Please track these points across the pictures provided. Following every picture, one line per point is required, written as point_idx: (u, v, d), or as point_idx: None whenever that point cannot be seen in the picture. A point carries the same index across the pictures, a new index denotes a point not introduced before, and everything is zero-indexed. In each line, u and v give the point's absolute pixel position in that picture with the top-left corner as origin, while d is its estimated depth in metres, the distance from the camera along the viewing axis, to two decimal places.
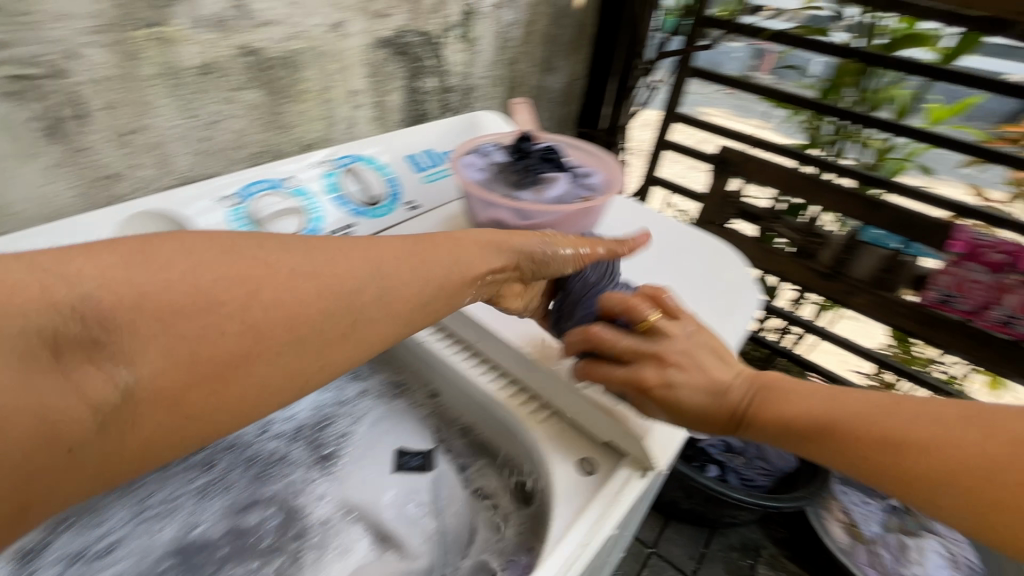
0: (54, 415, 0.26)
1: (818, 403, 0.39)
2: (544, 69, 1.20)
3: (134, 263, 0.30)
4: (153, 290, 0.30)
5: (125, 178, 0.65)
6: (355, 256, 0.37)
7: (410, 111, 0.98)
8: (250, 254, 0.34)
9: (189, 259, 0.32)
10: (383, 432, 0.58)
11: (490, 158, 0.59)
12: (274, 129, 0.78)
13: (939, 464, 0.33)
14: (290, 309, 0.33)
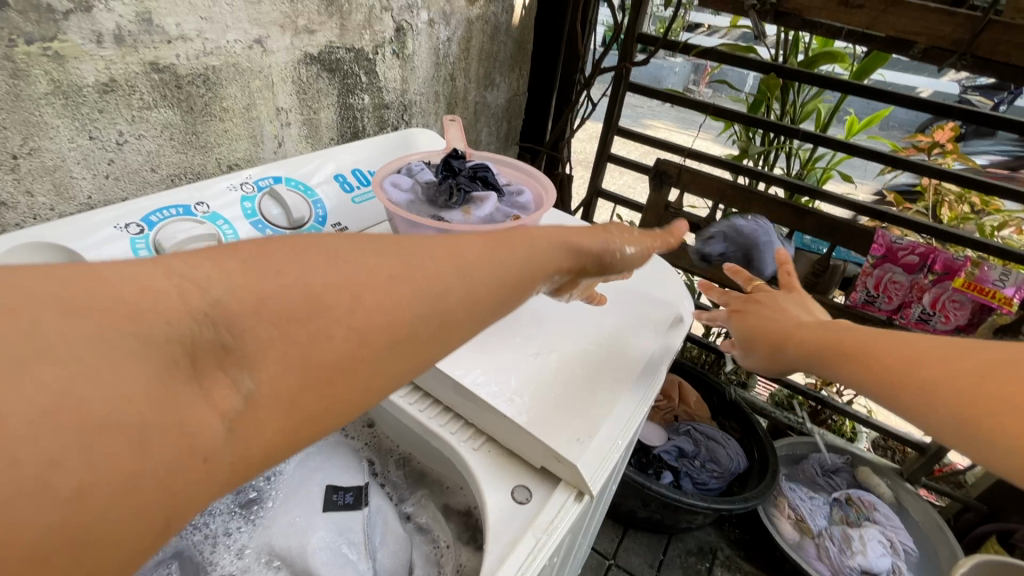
0: (188, 439, 0.18)
1: (843, 332, 0.42)
2: (484, 85, 1.20)
3: (252, 265, 0.21)
4: (276, 285, 0.21)
5: (17, 205, 0.59)
6: (451, 243, 0.27)
7: (345, 129, 0.95)
8: (351, 245, 0.25)
9: (298, 250, 0.23)
10: (312, 465, 0.53)
11: (418, 176, 0.57)
12: (194, 149, 0.73)
13: (933, 384, 0.34)
14: (407, 305, 0.24)
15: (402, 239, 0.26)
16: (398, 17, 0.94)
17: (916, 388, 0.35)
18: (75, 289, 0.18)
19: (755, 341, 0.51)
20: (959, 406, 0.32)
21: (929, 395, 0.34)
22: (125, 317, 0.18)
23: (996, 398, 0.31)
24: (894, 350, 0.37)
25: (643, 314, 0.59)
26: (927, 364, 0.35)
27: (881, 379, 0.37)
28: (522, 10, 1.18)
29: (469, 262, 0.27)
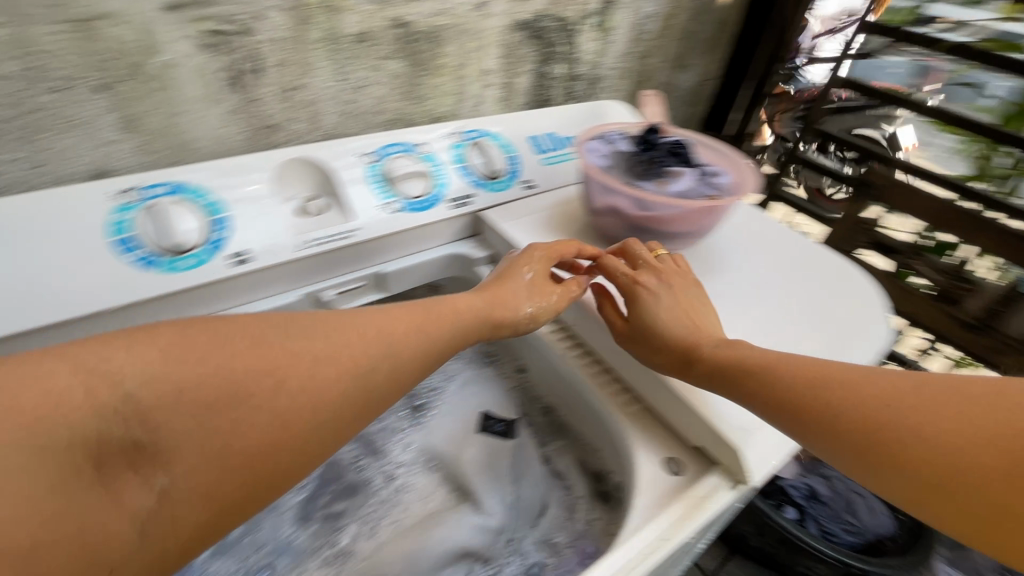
0: (96, 532, 0.27)
1: (758, 352, 0.43)
2: (674, 66, 1.13)
3: (170, 360, 0.31)
4: (180, 373, 0.31)
5: (282, 129, 0.73)
6: (354, 331, 0.38)
7: (535, 96, 0.99)
8: (267, 334, 0.35)
9: (213, 339, 0.33)
10: (471, 392, 0.59)
11: (614, 146, 0.58)
12: (411, 99, 0.83)
13: (832, 407, 0.37)
14: (325, 382, 0.35)
15: (312, 325, 0.37)
16: None
17: (817, 413, 0.38)
18: (9, 387, 0.26)
19: (654, 345, 0.45)
20: (859, 433, 0.36)
21: (829, 424, 0.37)
22: (34, 414, 0.26)
23: (889, 429, 0.35)
24: (785, 374, 0.40)
25: (836, 330, 0.54)
26: (826, 386, 0.38)
27: (777, 403, 0.40)
28: None
29: (376, 344, 0.38)
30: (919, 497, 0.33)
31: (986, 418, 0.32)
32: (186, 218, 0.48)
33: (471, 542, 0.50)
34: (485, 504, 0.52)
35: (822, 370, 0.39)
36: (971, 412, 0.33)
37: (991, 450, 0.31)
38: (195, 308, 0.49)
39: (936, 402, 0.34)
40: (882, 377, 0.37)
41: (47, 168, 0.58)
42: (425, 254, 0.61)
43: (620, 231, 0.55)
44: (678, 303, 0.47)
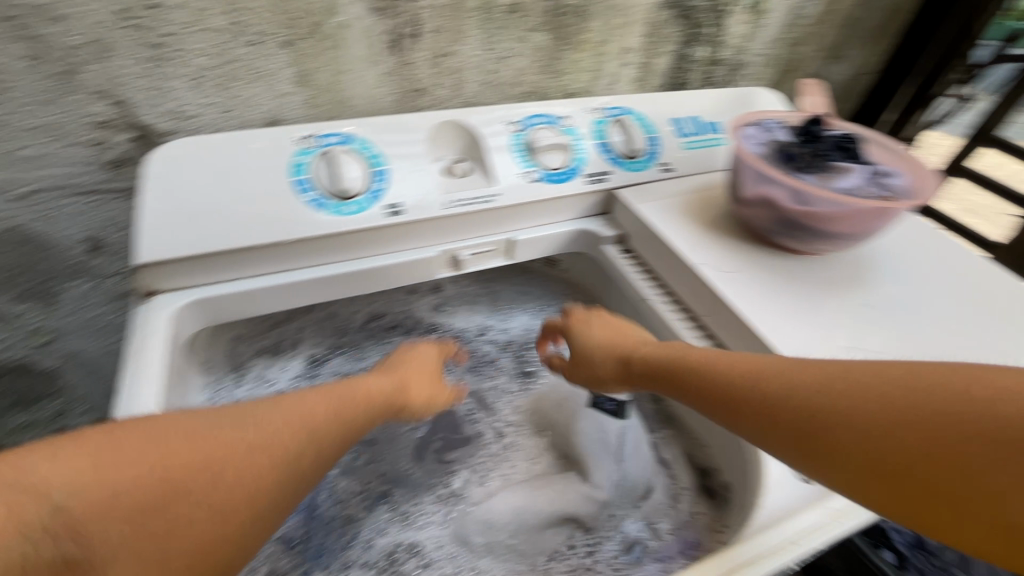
0: None
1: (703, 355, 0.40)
2: (830, 56, 1.03)
3: (99, 465, 0.27)
4: (108, 474, 0.27)
5: (428, 94, 0.76)
6: (286, 412, 0.36)
7: (671, 79, 0.95)
8: (194, 426, 0.32)
9: (143, 441, 0.30)
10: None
11: (772, 134, 0.55)
12: (549, 73, 0.83)
13: (769, 400, 0.34)
14: (260, 467, 0.33)
15: (245, 410, 0.35)
16: None
17: (761, 408, 0.34)
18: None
19: (595, 363, 0.49)
20: (800, 432, 0.32)
21: (753, 405, 0.34)
22: None
23: (819, 409, 0.31)
24: (713, 369, 0.38)
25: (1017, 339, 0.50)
26: (759, 378, 0.35)
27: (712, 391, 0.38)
28: None
29: (308, 424, 0.36)
30: (857, 478, 0.30)
31: (924, 395, 0.29)
32: (353, 167, 0.52)
33: (580, 510, 0.52)
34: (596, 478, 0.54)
35: (758, 358, 0.37)
36: (918, 402, 0.29)
37: (925, 429, 0.28)
38: (351, 252, 0.53)
39: (864, 389, 0.30)
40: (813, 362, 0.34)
41: (233, 113, 0.65)
42: (556, 227, 0.62)
43: (767, 224, 0.52)
44: (617, 329, 0.50)
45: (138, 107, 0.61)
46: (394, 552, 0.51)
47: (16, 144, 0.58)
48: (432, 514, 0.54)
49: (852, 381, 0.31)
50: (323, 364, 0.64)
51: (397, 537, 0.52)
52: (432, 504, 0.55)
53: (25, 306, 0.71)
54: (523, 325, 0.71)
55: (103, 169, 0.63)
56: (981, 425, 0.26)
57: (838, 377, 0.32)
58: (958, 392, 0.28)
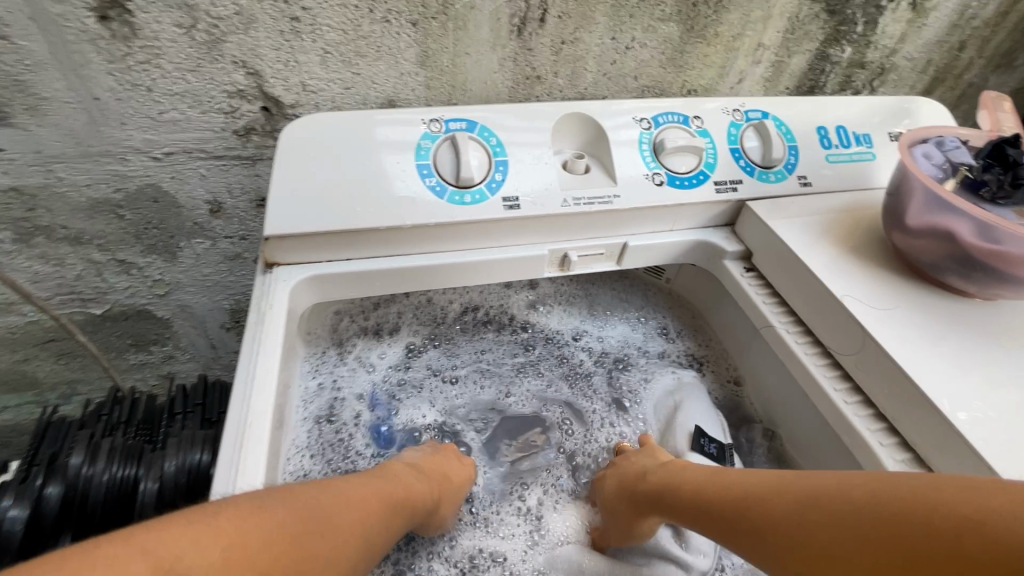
0: None
1: (719, 485, 0.43)
2: (996, 65, 0.90)
3: (182, 549, 0.27)
4: (188, 565, 0.26)
5: (544, 82, 0.72)
6: (351, 508, 0.37)
7: (804, 82, 0.84)
8: (290, 512, 0.33)
9: (224, 525, 0.29)
10: (678, 394, 0.62)
11: (952, 155, 0.48)
12: (672, 67, 0.76)
13: (771, 532, 0.36)
14: (312, 572, 0.32)
15: (309, 494, 0.36)
16: None
17: (770, 538, 0.36)
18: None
19: (608, 492, 0.53)
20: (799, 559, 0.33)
21: (755, 536, 0.37)
22: None
23: (805, 544, 0.33)
24: (716, 503, 0.42)
25: None
26: (759, 510, 0.37)
27: (718, 519, 0.41)
28: None
29: (357, 516, 0.37)
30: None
31: (896, 517, 0.29)
32: (476, 154, 0.52)
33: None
34: (695, 546, 0.53)
35: (758, 486, 0.39)
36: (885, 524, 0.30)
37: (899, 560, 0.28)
38: (464, 242, 0.52)
39: (831, 516, 0.33)
40: (803, 485, 0.36)
41: (353, 90, 0.66)
42: (675, 235, 0.58)
43: (935, 258, 0.46)
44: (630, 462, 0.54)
45: (269, 79, 0.62)
46: (474, 557, 0.53)
47: (160, 108, 0.61)
48: (514, 525, 0.55)
49: (833, 506, 0.33)
50: (418, 354, 0.62)
51: (480, 542, 0.54)
52: (511, 513, 0.56)
53: (151, 259, 0.76)
54: (621, 337, 0.67)
55: (232, 137, 0.66)
56: (958, 543, 0.26)
57: (823, 499, 0.34)
58: (932, 514, 0.28)
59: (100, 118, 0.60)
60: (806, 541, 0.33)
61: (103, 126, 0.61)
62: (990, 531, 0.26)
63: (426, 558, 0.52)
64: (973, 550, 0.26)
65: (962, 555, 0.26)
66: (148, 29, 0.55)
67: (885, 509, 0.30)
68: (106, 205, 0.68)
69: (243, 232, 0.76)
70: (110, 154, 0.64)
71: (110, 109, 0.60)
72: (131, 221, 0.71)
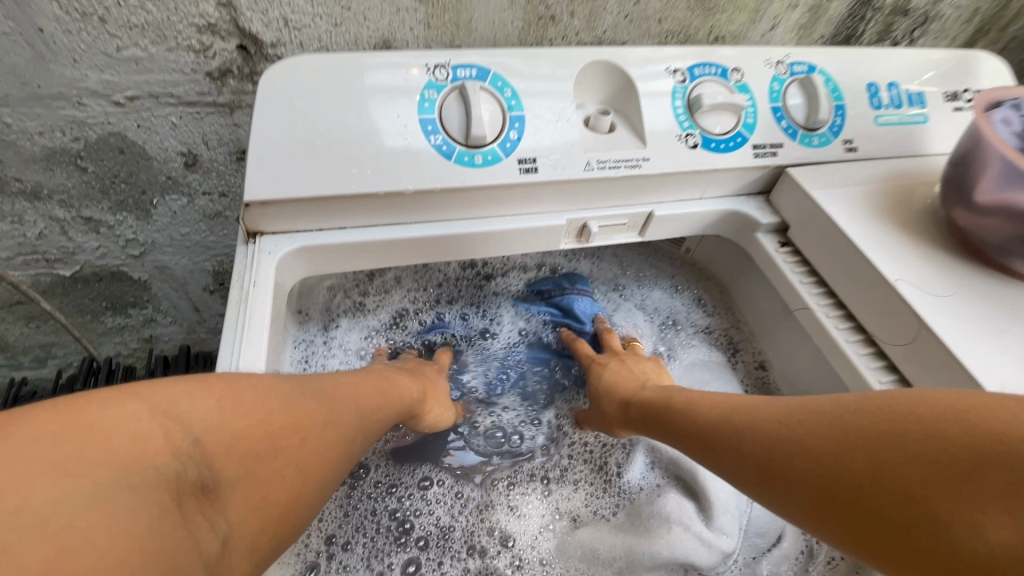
0: (178, 559, 0.24)
1: (712, 411, 0.41)
2: None
3: (223, 404, 0.28)
4: (218, 413, 0.28)
5: (557, 23, 0.63)
6: (343, 400, 0.37)
7: (843, 29, 0.76)
8: (280, 390, 0.32)
9: (254, 392, 0.30)
10: (703, 371, 0.61)
11: None
12: (701, 10, 0.67)
13: (767, 452, 0.34)
14: (323, 452, 0.33)
15: (317, 387, 0.36)
16: None
17: (757, 461, 0.35)
18: (101, 426, 0.24)
19: (601, 398, 0.53)
20: (790, 483, 0.32)
21: (735, 454, 0.37)
22: (121, 454, 0.24)
23: (784, 455, 0.33)
24: (728, 409, 0.40)
25: None
26: (752, 430, 0.36)
27: (722, 431, 0.39)
28: None
29: (359, 404, 0.38)
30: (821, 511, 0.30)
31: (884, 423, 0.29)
32: (487, 107, 0.45)
33: (697, 558, 0.49)
34: (719, 526, 0.51)
35: (737, 407, 0.39)
36: (874, 424, 0.29)
37: (872, 469, 0.28)
38: (470, 209, 0.46)
39: (816, 432, 0.32)
40: (789, 401, 0.36)
41: (343, 28, 0.57)
42: (705, 204, 0.52)
43: (1004, 241, 0.41)
44: (627, 371, 0.53)
45: (244, 12, 0.53)
46: (491, 538, 0.52)
47: (118, 43, 0.53)
48: (533, 505, 0.55)
49: (810, 422, 0.33)
50: (408, 321, 0.59)
51: (496, 521, 0.53)
52: (532, 478, 0.56)
53: (121, 217, 0.69)
54: (661, 304, 0.65)
55: (204, 80, 0.58)
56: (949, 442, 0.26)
57: (804, 417, 0.33)
58: (905, 427, 0.28)
59: (46, 53, 0.52)
60: (790, 455, 0.32)
61: (51, 64, 0.53)
62: (968, 441, 0.25)
63: (446, 552, 0.51)
64: (942, 452, 0.26)
65: (930, 458, 0.26)
66: None
67: (867, 424, 0.29)
68: (64, 155, 0.61)
69: (222, 188, 0.69)
70: (63, 98, 0.56)
71: (58, 42, 0.51)
72: (95, 174, 0.63)
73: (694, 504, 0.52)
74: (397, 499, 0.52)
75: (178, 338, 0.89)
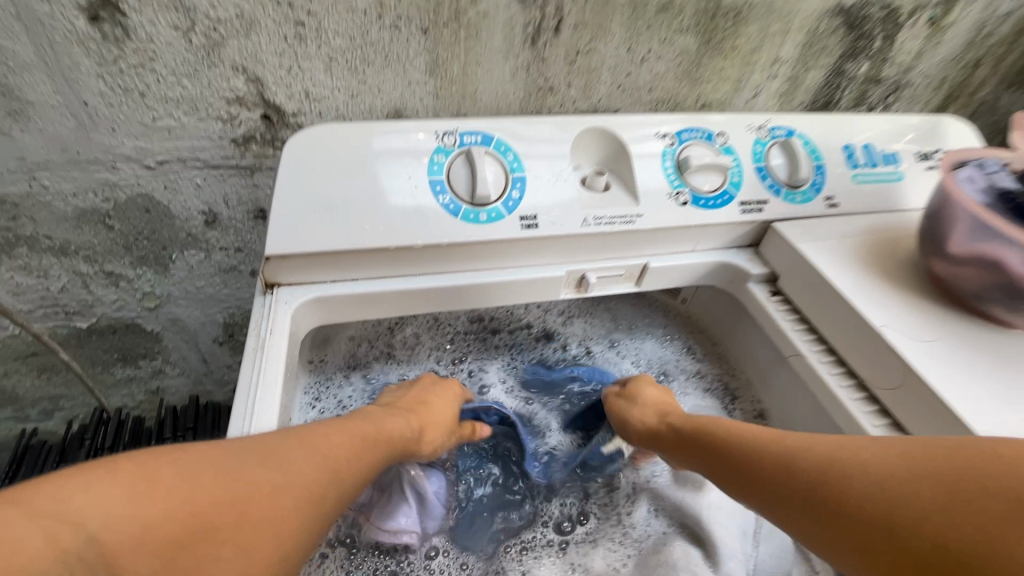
0: None
1: (758, 439, 0.41)
2: (1009, 83, 0.89)
3: (128, 491, 0.27)
4: (127, 503, 0.26)
5: (555, 93, 0.69)
6: (312, 451, 0.35)
7: (820, 96, 0.82)
8: (214, 461, 0.30)
9: (173, 473, 0.29)
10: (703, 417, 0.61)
11: (993, 177, 0.46)
12: (688, 80, 0.73)
13: (818, 483, 0.34)
14: (271, 527, 0.30)
15: (268, 447, 0.33)
16: None
17: (803, 492, 0.35)
18: None
19: (635, 418, 0.53)
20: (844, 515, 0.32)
21: (778, 486, 0.37)
22: None
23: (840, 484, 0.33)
24: (771, 441, 0.40)
25: None
26: (806, 461, 0.36)
27: (767, 462, 0.39)
28: None
29: (331, 459, 0.36)
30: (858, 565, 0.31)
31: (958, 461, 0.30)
32: (491, 170, 0.49)
33: None
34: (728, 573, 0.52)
35: (766, 445, 0.40)
36: (952, 463, 0.30)
37: (942, 499, 0.29)
38: (475, 261, 0.49)
39: (887, 466, 0.32)
40: (848, 437, 0.36)
41: (358, 98, 0.62)
42: (698, 256, 0.55)
43: (978, 288, 0.43)
44: (668, 400, 0.54)
45: (270, 86, 0.58)
46: None
47: (154, 114, 0.58)
48: (548, 563, 0.54)
49: (850, 484, 0.33)
50: None
51: None
52: (548, 542, 0.55)
53: (141, 271, 0.72)
54: (656, 355, 0.66)
55: (229, 145, 0.62)
56: None
57: (849, 474, 0.33)
58: (980, 464, 0.29)
59: (88, 123, 0.57)
60: (846, 486, 0.33)
61: (91, 132, 0.58)
62: None
63: None
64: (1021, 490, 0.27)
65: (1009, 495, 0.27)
66: (141, 32, 0.51)
67: (943, 461, 0.31)
68: (94, 214, 0.65)
69: (239, 244, 0.73)
70: (99, 162, 0.60)
71: (99, 114, 0.56)
72: (120, 231, 0.67)
73: (701, 551, 0.54)
74: (398, 561, 0.51)
75: (185, 390, 0.90)
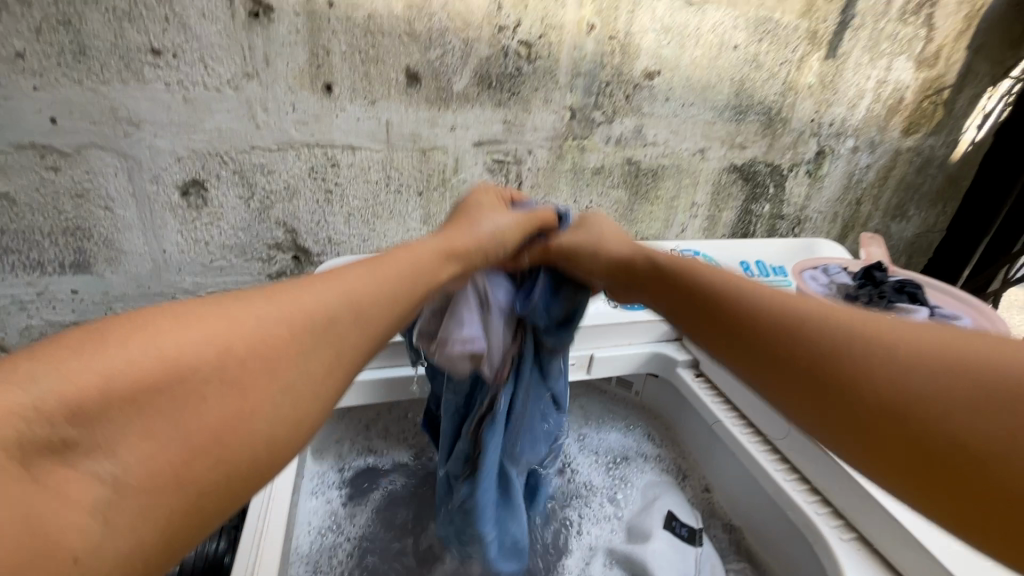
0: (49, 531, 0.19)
1: (761, 301, 0.36)
2: (892, 215, 1.10)
3: (73, 347, 0.23)
4: (77, 354, 0.23)
5: None
6: (319, 285, 0.34)
7: (737, 229, 1.03)
8: (176, 310, 0.27)
9: (131, 329, 0.25)
10: (657, 489, 0.70)
11: (835, 277, 0.62)
12: (625, 221, 0.95)
13: (827, 358, 0.30)
14: (278, 351, 0.29)
15: (252, 292, 0.31)
16: (823, 141, 0.97)
17: (807, 365, 0.30)
18: None
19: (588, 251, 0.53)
20: (846, 398, 0.28)
21: (774, 357, 0.32)
22: None
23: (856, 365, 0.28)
24: (764, 306, 0.35)
25: None
26: (815, 331, 0.31)
27: (765, 331, 0.34)
28: (971, 147, 1.04)
29: (348, 288, 0.35)
30: (806, 409, 0.30)
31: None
32: None
33: None
34: None
35: (770, 304, 0.35)
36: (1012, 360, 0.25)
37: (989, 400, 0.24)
38: None
39: (923, 349, 0.27)
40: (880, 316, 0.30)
41: (369, 242, 0.82)
42: (634, 347, 0.69)
43: None
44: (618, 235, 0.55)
45: (303, 234, 0.78)
46: None
47: (212, 258, 0.76)
48: None
49: (866, 363, 0.28)
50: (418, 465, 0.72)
51: None
52: None
53: None
54: (616, 441, 0.76)
55: (266, 279, 0.80)
56: None
57: (869, 351, 0.28)
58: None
59: (162, 265, 0.74)
60: (863, 367, 0.28)
61: (163, 271, 0.75)
62: None
63: None
64: None
65: None
66: (215, 200, 0.72)
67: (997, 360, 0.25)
68: None
69: None
70: (163, 295, 0.77)
71: (172, 258, 0.74)
72: None
73: None
74: None
75: None
